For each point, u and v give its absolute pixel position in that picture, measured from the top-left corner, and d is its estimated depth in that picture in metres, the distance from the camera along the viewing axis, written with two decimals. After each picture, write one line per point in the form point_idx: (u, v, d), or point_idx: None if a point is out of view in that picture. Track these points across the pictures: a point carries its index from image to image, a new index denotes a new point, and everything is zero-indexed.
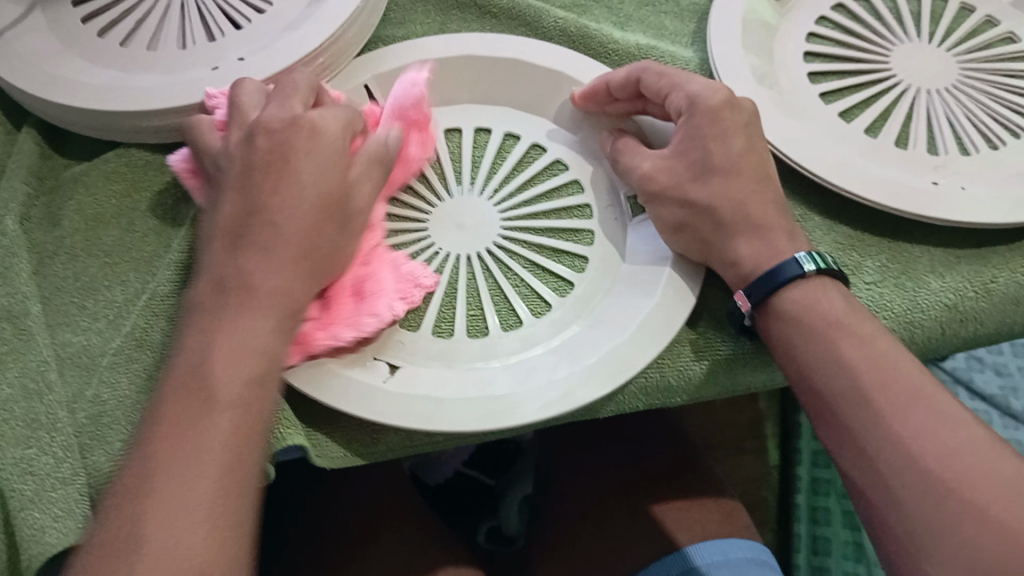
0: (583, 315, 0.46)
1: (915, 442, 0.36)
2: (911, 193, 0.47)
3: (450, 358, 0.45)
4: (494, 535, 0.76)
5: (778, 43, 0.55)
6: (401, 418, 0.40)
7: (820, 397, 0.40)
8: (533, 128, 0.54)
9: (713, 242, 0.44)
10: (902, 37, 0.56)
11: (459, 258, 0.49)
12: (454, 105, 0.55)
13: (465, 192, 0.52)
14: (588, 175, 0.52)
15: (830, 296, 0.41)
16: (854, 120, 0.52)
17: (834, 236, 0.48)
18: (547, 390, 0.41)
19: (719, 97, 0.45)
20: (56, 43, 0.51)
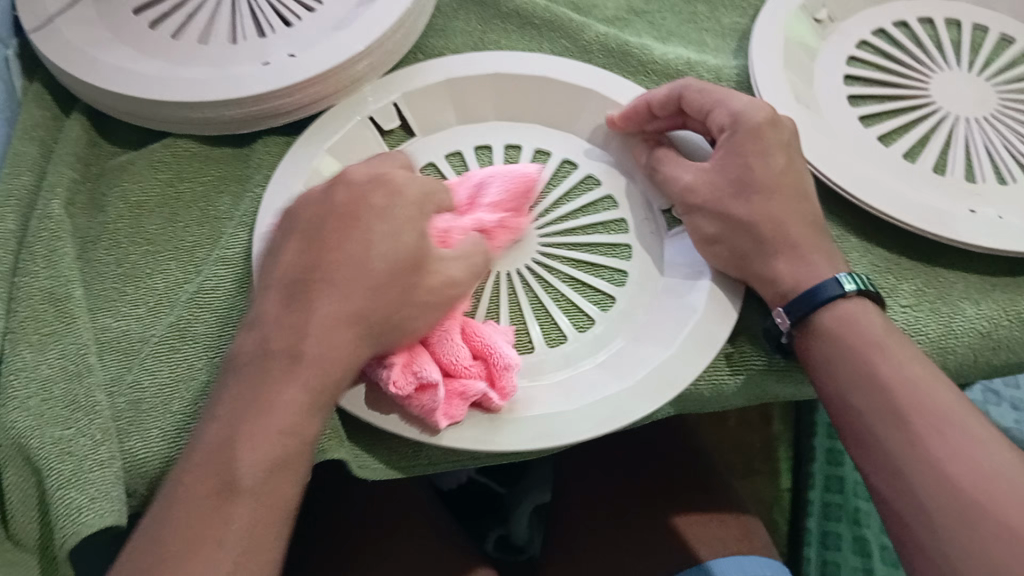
0: (625, 329, 0.47)
1: (953, 468, 0.37)
2: (950, 219, 0.48)
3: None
4: (501, 543, 0.77)
5: (819, 65, 0.56)
6: (453, 437, 0.40)
7: (857, 419, 0.41)
8: (564, 145, 0.54)
9: (751, 260, 0.44)
10: (941, 65, 0.56)
11: (500, 276, 0.49)
12: (482, 122, 0.55)
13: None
14: (622, 189, 0.53)
15: (871, 318, 0.42)
16: (893, 145, 0.52)
17: (870, 258, 0.48)
18: (593, 410, 0.42)
19: (763, 115, 0.46)
20: (106, 33, 0.52)
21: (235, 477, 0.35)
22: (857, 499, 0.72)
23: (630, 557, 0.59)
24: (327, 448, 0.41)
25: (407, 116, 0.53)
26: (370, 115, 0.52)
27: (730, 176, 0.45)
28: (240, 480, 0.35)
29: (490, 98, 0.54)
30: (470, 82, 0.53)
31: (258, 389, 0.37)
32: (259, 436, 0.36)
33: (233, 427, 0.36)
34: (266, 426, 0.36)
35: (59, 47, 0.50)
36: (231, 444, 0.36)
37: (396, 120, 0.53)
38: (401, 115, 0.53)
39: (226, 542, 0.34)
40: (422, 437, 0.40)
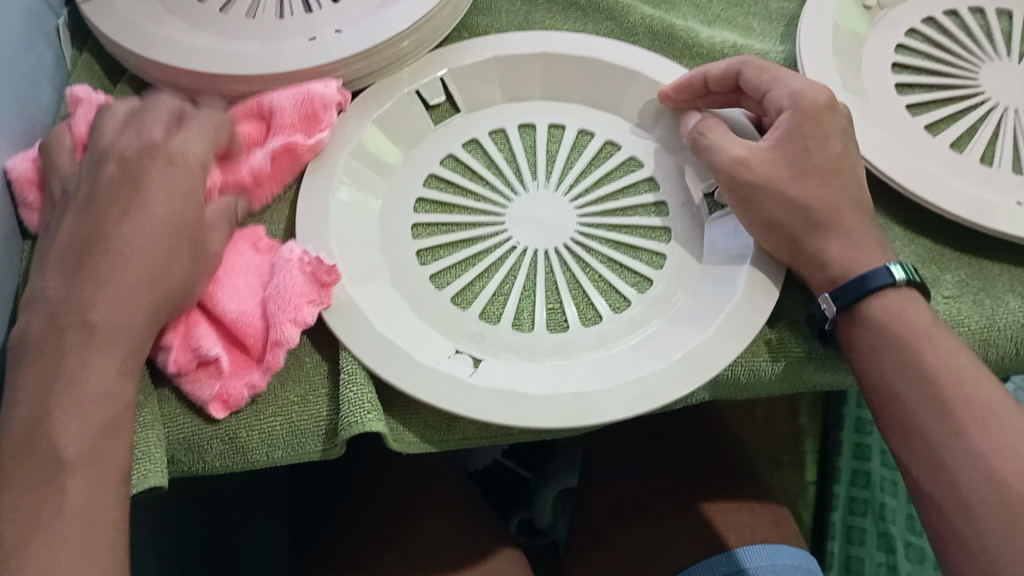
0: (662, 311, 0.47)
1: (997, 460, 0.37)
2: (997, 210, 0.47)
3: (528, 350, 0.47)
4: (525, 525, 0.79)
5: (867, 53, 0.55)
6: (484, 411, 0.41)
7: (899, 409, 0.41)
8: (609, 127, 0.55)
9: (804, 242, 0.44)
10: (992, 55, 0.55)
11: (536, 252, 0.50)
12: (528, 101, 0.55)
13: (540, 187, 0.53)
14: (665, 172, 0.53)
15: (914, 309, 0.42)
16: (939, 134, 0.52)
17: (914, 248, 0.48)
18: (628, 389, 0.42)
19: (821, 98, 0.45)
20: (155, 4, 0.53)
21: (59, 455, 0.35)
22: (883, 495, 0.71)
23: (654, 540, 0.59)
24: (362, 422, 0.41)
25: (453, 91, 0.54)
26: (418, 90, 0.52)
27: (777, 160, 0.45)
28: (66, 454, 0.35)
29: (537, 77, 0.55)
30: (518, 61, 0.54)
31: (57, 364, 0.36)
32: (80, 409, 0.36)
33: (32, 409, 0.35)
34: (81, 398, 0.36)
35: (108, 18, 0.51)
36: (44, 420, 0.35)
37: (441, 94, 0.53)
38: (447, 90, 0.53)
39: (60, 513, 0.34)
40: (455, 409, 0.41)
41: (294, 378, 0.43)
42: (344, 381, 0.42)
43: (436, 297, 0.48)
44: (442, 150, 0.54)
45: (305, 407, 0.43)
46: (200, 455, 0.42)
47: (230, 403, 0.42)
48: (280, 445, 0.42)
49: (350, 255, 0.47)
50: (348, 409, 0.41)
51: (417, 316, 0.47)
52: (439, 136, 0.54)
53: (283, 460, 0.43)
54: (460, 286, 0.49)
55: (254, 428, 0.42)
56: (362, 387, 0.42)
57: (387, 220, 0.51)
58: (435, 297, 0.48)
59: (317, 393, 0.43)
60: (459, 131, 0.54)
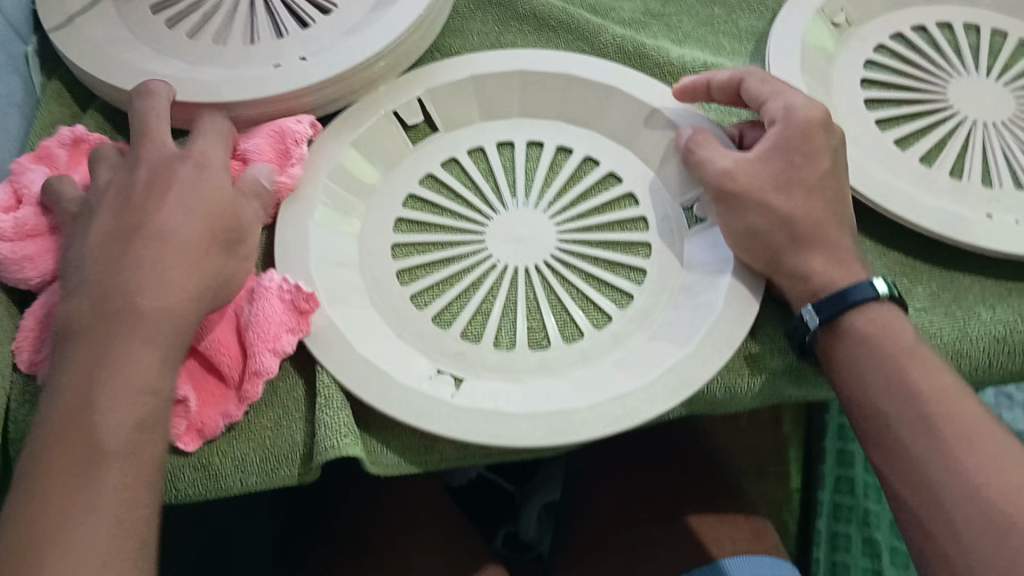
0: (643, 327, 0.48)
1: (979, 474, 0.38)
2: (966, 224, 0.48)
3: (511, 369, 0.47)
4: (511, 541, 0.76)
5: (837, 70, 0.56)
6: (467, 432, 0.41)
7: (881, 424, 0.41)
8: (587, 142, 0.55)
9: (783, 255, 0.45)
10: (959, 70, 0.56)
11: (517, 270, 0.50)
12: (506, 118, 0.56)
13: (520, 205, 0.53)
14: (642, 188, 0.53)
15: (895, 323, 0.43)
16: (909, 148, 0.53)
17: (886, 261, 0.48)
18: (611, 405, 0.42)
19: (816, 116, 0.46)
20: (126, 32, 0.53)
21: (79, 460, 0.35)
22: (866, 501, 0.71)
23: (643, 556, 0.59)
24: (341, 446, 0.41)
25: (430, 111, 0.54)
26: (396, 110, 0.52)
27: (756, 176, 0.46)
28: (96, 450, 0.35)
29: (515, 95, 0.55)
30: (495, 79, 0.54)
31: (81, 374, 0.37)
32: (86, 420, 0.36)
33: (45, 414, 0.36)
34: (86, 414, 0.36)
35: (81, 47, 0.51)
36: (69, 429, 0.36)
37: (419, 114, 0.53)
38: (425, 110, 0.54)
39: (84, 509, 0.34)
40: (443, 432, 0.41)
41: (271, 403, 0.44)
42: (321, 404, 0.42)
43: (416, 317, 0.49)
44: (420, 169, 0.54)
45: (281, 433, 0.43)
46: (172, 482, 0.41)
47: (206, 431, 0.42)
48: (254, 471, 0.42)
49: (330, 277, 0.47)
50: (326, 433, 0.41)
51: (397, 336, 0.47)
52: (418, 155, 0.54)
53: (254, 487, 0.42)
54: (440, 306, 0.49)
55: (231, 454, 0.42)
56: (339, 409, 0.42)
57: (365, 240, 0.51)
58: (416, 317, 0.49)
59: (294, 418, 0.43)
60: (439, 149, 0.54)
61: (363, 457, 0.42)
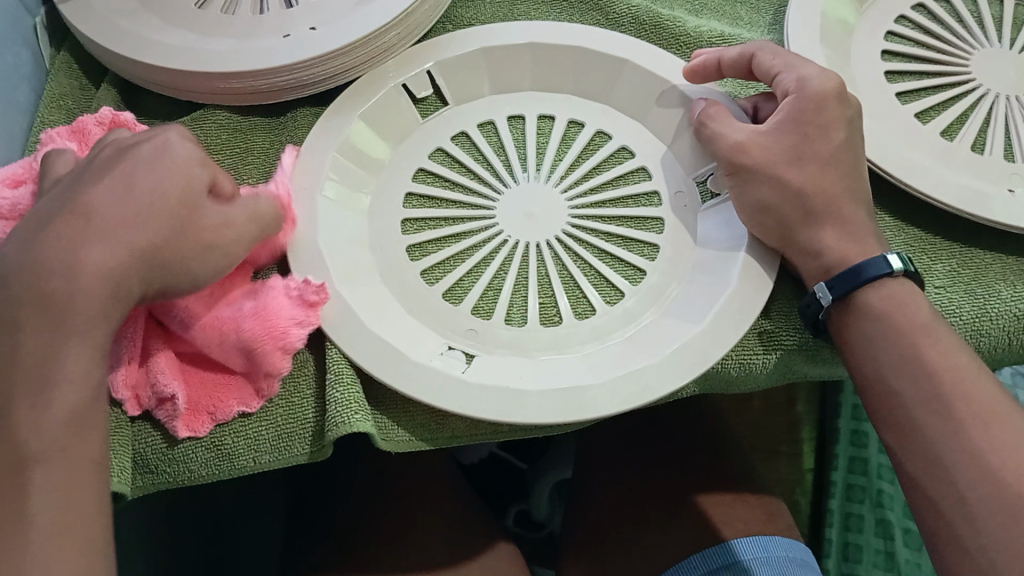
0: (655, 304, 0.47)
1: (995, 455, 0.37)
2: (987, 200, 0.47)
3: (522, 345, 0.46)
4: (522, 519, 0.76)
5: (856, 41, 0.55)
6: (477, 408, 0.40)
7: (894, 404, 0.40)
8: (600, 116, 0.54)
9: (796, 230, 0.44)
10: (983, 42, 0.54)
11: (529, 245, 0.50)
12: (517, 91, 0.55)
13: (531, 179, 0.52)
14: (656, 162, 0.52)
15: (910, 300, 0.42)
16: (930, 122, 0.51)
17: (904, 238, 0.47)
18: (622, 382, 0.41)
19: (831, 86, 0.45)
20: (134, 3, 0.52)
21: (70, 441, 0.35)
22: (880, 482, 0.71)
23: (651, 535, 0.59)
24: (349, 422, 0.40)
25: (440, 84, 0.53)
26: (404, 83, 0.52)
27: (771, 148, 0.45)
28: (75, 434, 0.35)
29: (527, 68, 0.54)
30: (505, 52, 0.53)
31: None
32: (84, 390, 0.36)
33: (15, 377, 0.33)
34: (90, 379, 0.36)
35: (88, 18, 0.51)
36: None
37: (429, 87, 0.53)
38: (434, 84, 0.53)
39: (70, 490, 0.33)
40: (453, 407, 0.40)
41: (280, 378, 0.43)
42: (331, 381, 0.41)
43: (427, 293, 0.48)
44: (430, 143, 0.53)
45: (290, 409, 0.42)
46: (184, 464, 0.41)
47: (219, 417, 0.41)
48: (264, 448, 0.42)
49: (338, 251, 0.46)
50: (334, 409, 0.41)
51: (407, 312, 0.47)
52: (428, 129, 0.53)
53: (269, 465, 0.42)
54: (450, 282, 0.48)
55: (240, 432, 0.42)
56: (348, 385, 0.41)
57: (375, 215, 0.50)
58: (426, 293, 0.48)
59: (303, 395, 0.43)
60: (449, 124, 0.53)
61: (373, 433, 0.42)
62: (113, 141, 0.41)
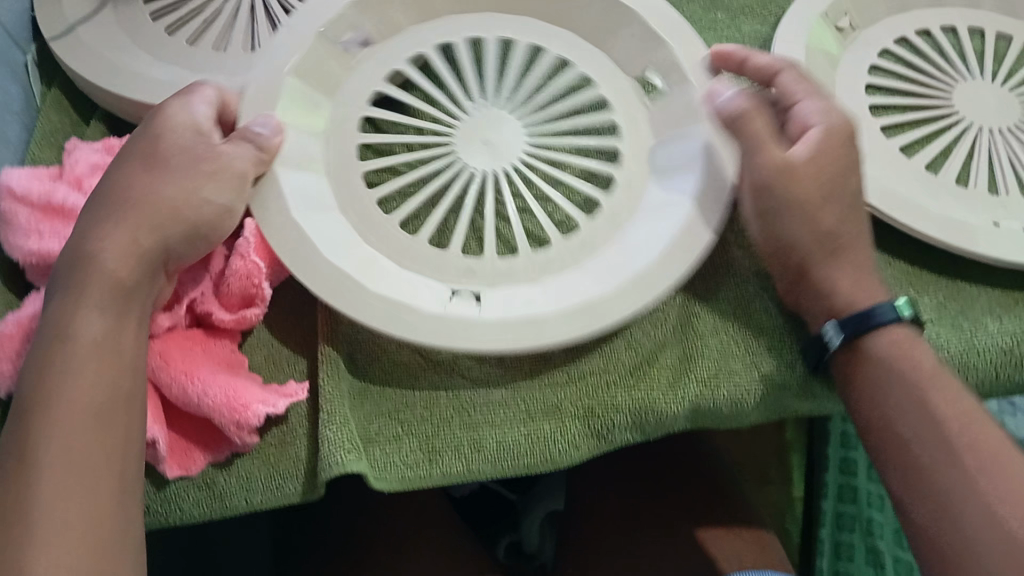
0: (613, 234, 0.47)
1: (996, 502, 0.37)
2: (975, 233, 0.47)
3: (502, 278, 0.46)
4: (513, 550, 0.74)
5: (841, 75, 0.55)
6: (502, 339, 0.41)
7: (895, 445, 0.41)
8: (557, 40, 0.52)
9: (812, 266, 0.44)
10: (965, 74, 0.55)
11: (487, 174, 0.49)
12: (475, 12, 0.52)
13: (483, 105, 0.51)
14: (614, 91, 0.51)
15: (909, 349, 0.42)
16: (915, 155, 0.52)
17: (893, 271, 0.48)
18: (628, 290, 0.43)
19: (832, 125, 0.45)
20: (125, 39, 0.53)
21: None
22: (869, 509, 0.68)
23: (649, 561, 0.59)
24: (344, 461, 0.40)
25: (358, 28, 0.50)
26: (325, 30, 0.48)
27: (822, 174, 0.44)
28: None
29: None
30: None
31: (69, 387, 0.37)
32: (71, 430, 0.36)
33: (33, 380, 0.37)
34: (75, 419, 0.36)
35: (79, 54, 0.51)
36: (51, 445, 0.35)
37: (347, 33, 0.50)
38: (351, 27, 0.50)
39: (82, 482, 0.36)
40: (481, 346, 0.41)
41: (273, 418, 0.43)
42: (325, 420, 0.41)
43: (411, 245, 0.46)
44: (385, 72, 0.50)
45: (284, 449, 0.42)
46: (175, 504, 0.41)
47: (211, 456, 0.41)
48: (260, 488, 0.41)
49: (318, 220, 0.44)
50: (330, 448, 0.41)
51: (399, 269, 0.45)
52: (379, 53, 0.51)
53: (263, 505, 0.42)
54: (433, 226, 0.48)
55: (233, 472, 0.42)
56: (343, 424, 0.41)
57: (331, 155, 0.48)
58: (410, 246, 0.46)
59: (296, 434, 0.42)
60: (402, 48, 0.51)
61: (366, 471, 0.41)
62: (118, 187, 0.42)
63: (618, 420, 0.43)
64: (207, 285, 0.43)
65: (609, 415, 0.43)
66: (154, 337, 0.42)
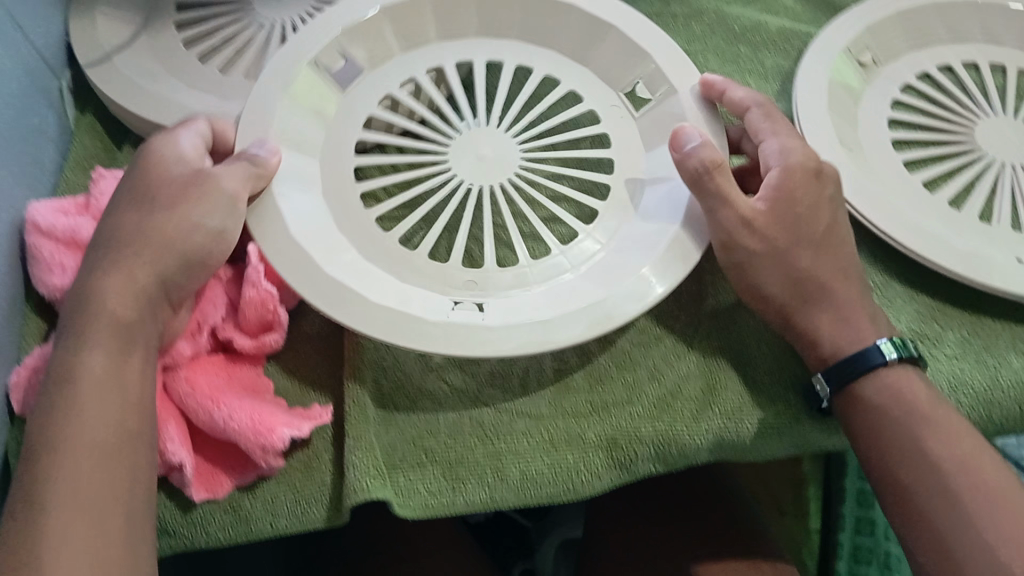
0: (609, 241, 0.48)
1: (999, 537, 0.38)
2: (999, 269, 0.47)
3: (494, 287, 0.47)
4: None
5: (863, 110, 0.55)
6: (510, 345, 0.41)
7: (901, 485, 0.41)
8: (543, 61, 0.54)
9: (794, 315, 0.44)
10: (987, 110, 0.55)
11: (487, 188, 0.50)
12: (463, 38, 0.54)
13: (473, 125, 0.52)
14: (602, 105, 0.53)
15: (910, 384, 0.42)
16: (938, 191, 0.52)
17: (915, 306, 0.48)
18: (635, 298, 0.42)
19: (811, 163, 0.46)
20: (158, 66, 0.54)
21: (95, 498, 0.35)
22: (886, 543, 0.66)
23: None
24: (368, 487, 0.41)
25: (353, 52, 0.51)
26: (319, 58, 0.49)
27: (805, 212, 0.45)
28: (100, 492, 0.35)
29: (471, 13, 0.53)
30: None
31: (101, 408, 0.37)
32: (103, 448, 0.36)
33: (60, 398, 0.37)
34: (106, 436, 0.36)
35: (113, 80, 0.52)
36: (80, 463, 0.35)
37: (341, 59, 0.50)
38: (346, 52, 0.50)
39: (83, 513, 0.35)
40: (486, 351, 0.40)
41: (298, 443, 0.43)
42: (350, 446, 0.42)
43: (413, 257, 0.47)
44: (379, 90, 0.51)
45: (309, 474, 0.42)
46: (201, 528, 0.41)
47: (236, 480, 0.42)
48: (285, 513, 0.42)
49: (311, 241, 0.44)
50: (355, 474, 0.41)
51: (401, 279, 0.45)
52: (372, 79, 0.51)
53: (287, 530, 0.42)
54: (436, 240, 0.49)
55: (258, 496, 0.42)
56: (368, 451, 0.42)
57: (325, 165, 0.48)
58: (412, 257, 0.47)
59: (321, 460, 0.43)
60: (399, 68, 0.52)
61: (390, 498, 0.41)
62: (129, 215, 0.42)
63: (641, 452, 0.44)
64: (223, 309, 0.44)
65: (633, 446, 0.44)
66: (177, 366, 0.42)
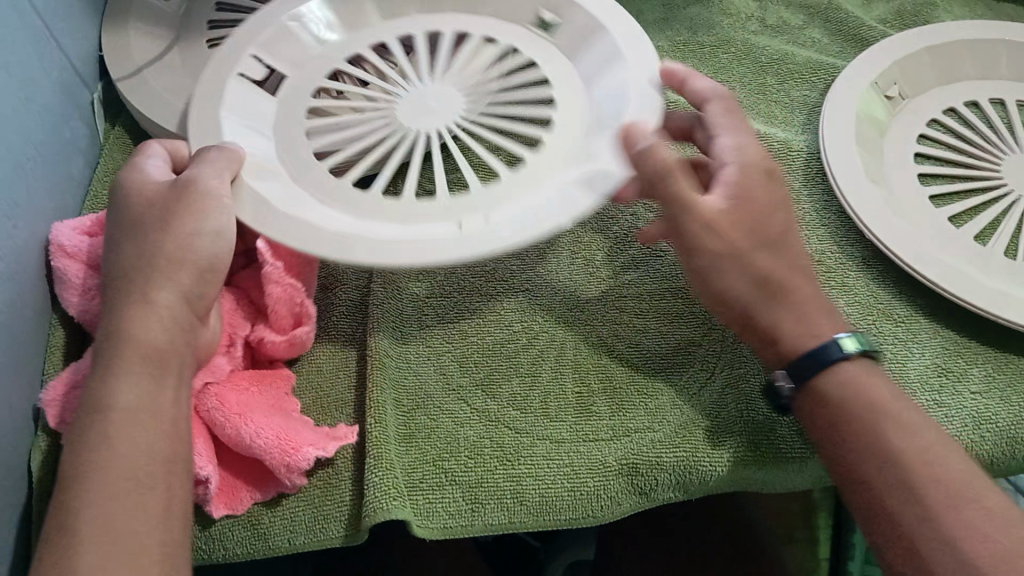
0: (573, 154, 0.49)
1: None
2: None
3: (474, 206, 0.47)
4: None
5: (889, 143, 0.56)
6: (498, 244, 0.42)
7: None
8: (450, 22, 0.56)
9: (758, 314, 0.43)
10: (1013, 146, 0.55)
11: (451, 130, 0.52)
12: (364, 24, 0.56)
13: (411, 85, 0.53)
14: (516, 36, 0.55)
15: (873, 382, 0.41)
16: (964, 226, 0.52)
17: (940, 341, 0.48)
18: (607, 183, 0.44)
19: (759, 160, 0.45)
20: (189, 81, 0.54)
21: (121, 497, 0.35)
22: None
23: None
24: (388, 508, 0.40)
25: (269, 62, 0.52)
26: (241, 71, 0.50)
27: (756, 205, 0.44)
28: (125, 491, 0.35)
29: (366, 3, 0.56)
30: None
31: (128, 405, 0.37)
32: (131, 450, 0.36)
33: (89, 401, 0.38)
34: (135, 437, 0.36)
35: (145, 95, 0.53)
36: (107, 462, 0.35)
37: (261, 69, 0.51)
38: (265, 63, 0.52)
39: (123, 546, 0.34)
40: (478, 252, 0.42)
41: (321, 462, 0.43)
42: (371, 466, 0.42)
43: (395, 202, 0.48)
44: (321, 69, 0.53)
45: (329, 491, 0.42)
46: (220, 542, 0.41)
47: (258, 495, 0.42)
48: (303, 530, 0.41)
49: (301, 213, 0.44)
50: (374, 494, 0.41)
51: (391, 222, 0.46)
52: (306, 70, 0.53)
53: (304, 547, 0.42)
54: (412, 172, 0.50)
55: (278, 513, 0.42)
56: (388, 471, 0.41)
57: (285, 155, 0.49)
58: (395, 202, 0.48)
59: (341, 478, 0.43)
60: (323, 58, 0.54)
61: (410, 519, 0.41)
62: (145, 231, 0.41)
63: (662, 479, 0.43)
64: (244, 321, 0.45)
65: (654, 473, 0.43)
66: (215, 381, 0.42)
